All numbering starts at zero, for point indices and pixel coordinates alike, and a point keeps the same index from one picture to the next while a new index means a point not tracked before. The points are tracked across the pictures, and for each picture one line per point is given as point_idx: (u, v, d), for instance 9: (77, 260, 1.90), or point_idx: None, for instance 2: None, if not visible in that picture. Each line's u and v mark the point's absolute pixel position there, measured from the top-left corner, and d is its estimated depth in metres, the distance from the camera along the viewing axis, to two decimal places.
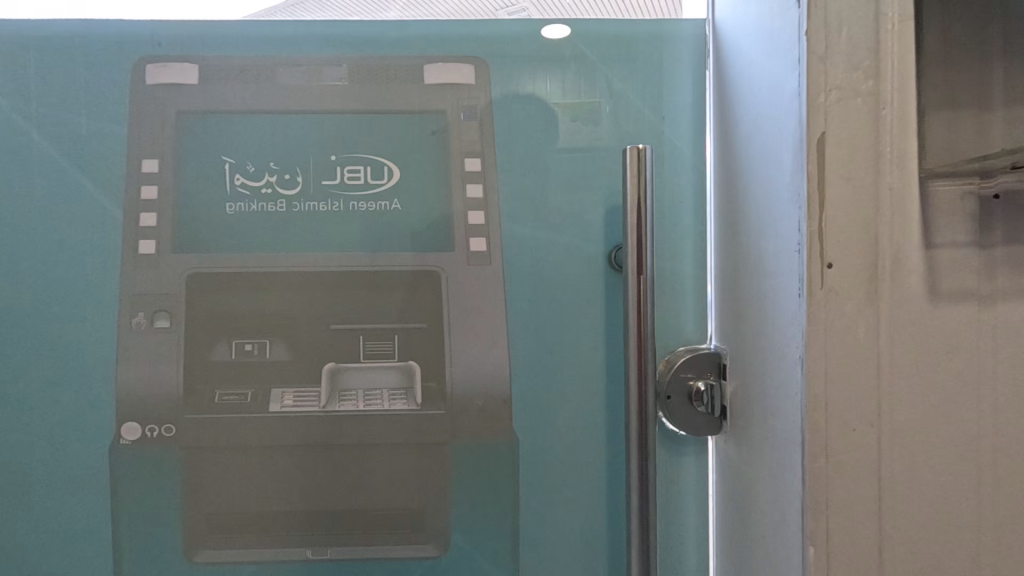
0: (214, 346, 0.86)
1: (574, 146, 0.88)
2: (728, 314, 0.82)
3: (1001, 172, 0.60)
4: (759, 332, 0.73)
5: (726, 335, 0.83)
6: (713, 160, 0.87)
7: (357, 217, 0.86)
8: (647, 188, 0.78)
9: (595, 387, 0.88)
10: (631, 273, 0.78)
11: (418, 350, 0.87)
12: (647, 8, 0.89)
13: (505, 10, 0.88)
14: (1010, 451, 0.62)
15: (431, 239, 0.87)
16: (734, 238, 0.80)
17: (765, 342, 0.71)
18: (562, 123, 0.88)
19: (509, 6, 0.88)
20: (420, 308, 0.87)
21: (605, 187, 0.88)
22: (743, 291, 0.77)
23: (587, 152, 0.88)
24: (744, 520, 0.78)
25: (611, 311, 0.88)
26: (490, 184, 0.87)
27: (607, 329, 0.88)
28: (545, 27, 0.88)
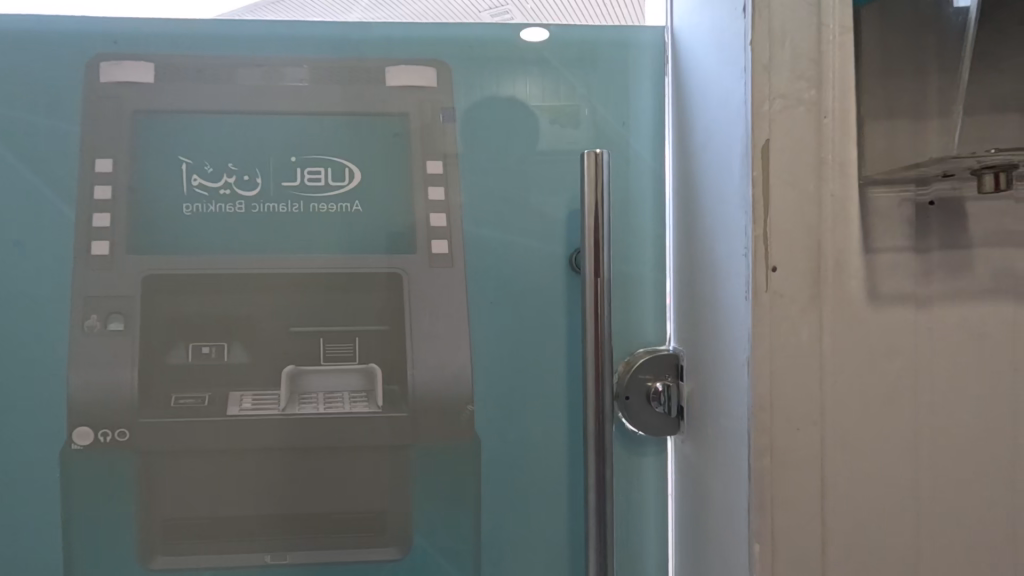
0: (170, 349, 0.84)
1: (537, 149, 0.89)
2: (685, 317, 0.83)
3: (936, 180, 0.62)
4: (711, 335, 0.74)
5: (683, 338, 0.84)
6: (671, 165, 0.89)
7: (318, 218, 0.86)
8: (604, 193, 0.79)
9: (557, 389, 0.89)
10: (590, 276, 0.79)
11: (381, 352, 0.87)
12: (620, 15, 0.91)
13: (488, 12, 0.91)
14: (945, 450, 0.64)
15: (393, 242, 0.87)
16: (690, 242, 0.81)
17: (717, 345, 0.72)
18: (525, 126, 0.89)
19: (492, 9, 0.90)
20: (382, 310, 0.86)
21: (568, 191, 0.89)
22: (698, 293, 0.79)
23: (549, 155, 0.89)
24: (700, 518, 0.80)
25: (573, 314, 0.89)
26: (452, 187, 0.87)
27: (568, 330, 0.89)
28: (524, 31, 0.88)
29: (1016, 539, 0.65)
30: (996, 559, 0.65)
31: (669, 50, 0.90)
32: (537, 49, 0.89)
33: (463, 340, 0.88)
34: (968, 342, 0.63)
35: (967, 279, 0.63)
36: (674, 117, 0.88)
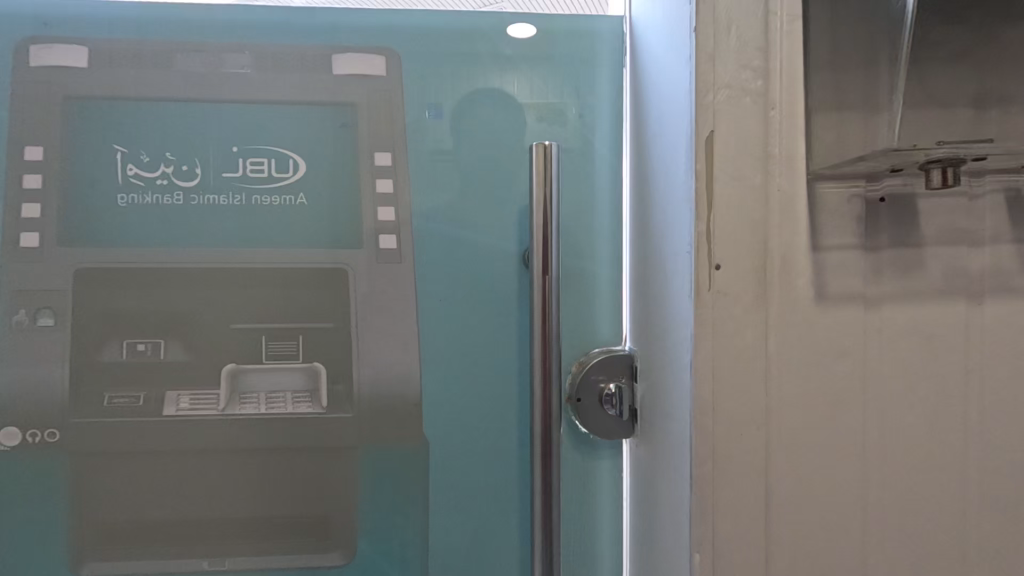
0: (103, 346, 0.81)
1: (490, 141, 0.86)
2: (639, 316, 0.81)
3: (885, 176, 0.60)
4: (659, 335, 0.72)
5: (637, 339, 0.82)
6: (629, 159, 0.86)
7: (261, 211, 0.83)
8: (553, 186, 0.76)
9: (509, 389, 0.87)
10: (538, 273, 0.76)
11: (325, 350, 0.83)
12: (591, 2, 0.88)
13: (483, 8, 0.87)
14: (895, 455, 0.62)
15: (338, 237, 0.83)
16: (644, 239, 0.79)
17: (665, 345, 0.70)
18: (477, 118, 0.85)
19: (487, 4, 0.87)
20: (326, 307, 0.83)
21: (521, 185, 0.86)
22: (650, 292, 0.76)
23: (502, 148, 0.86)
24: (650, 524, 0.78)
25: (525, 312, 0.86)
26: (401, 180, 0.84)
27: (522, 329, 0.87)
28: (515, 27, 0.86)
29: (967, 548, 0.63)
30: (947, 569, 0.63)
31: (626, 41, 0.87)
32: (490, 38, 0.86)
33: (412, 340, 0.85)
34: (918, 345, 0.61)
35: (918, 280, 0.61)
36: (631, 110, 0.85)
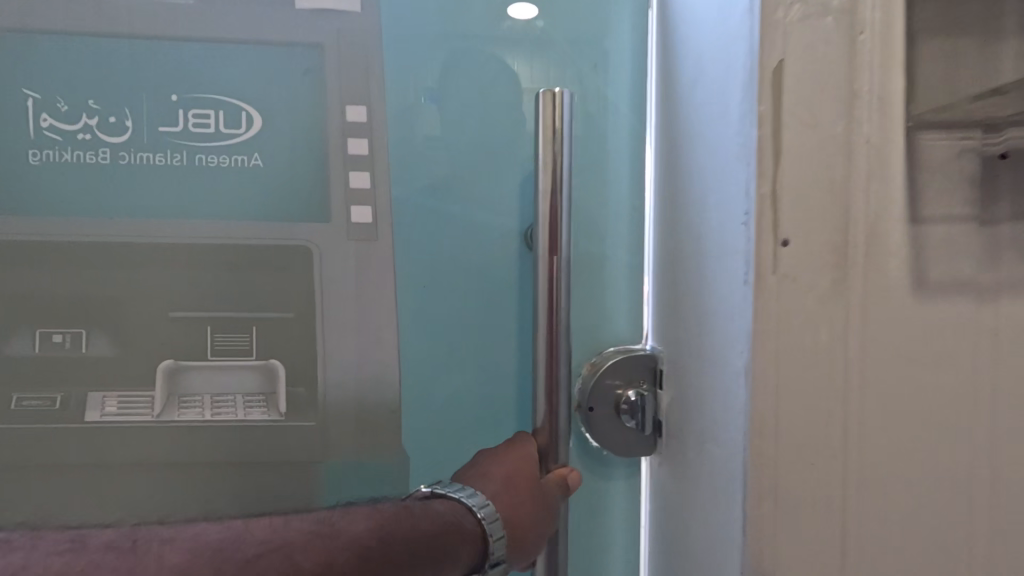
0: (11, 336, 0.66)
1: (487, 95, 0.70)
2: (665, 308, 0.66)
3: (1009, 124, 0.46)
4: (694, 331, 0.57)
5: (662, 335, 0.67)
6: (654, 120, 0.71)
7: (207, 174, 0.68)
8: (563, 145, 0.60)
9: (506, 395, 0.72)
10: (543, 252, 0.61)
11: (284, 345, 0.69)
12: None
13: None
14: (1010, 493, 0.47)
15: (302, 208, 0.69)
16: (674, 213, 0.64)
17: (703, 344, 0.55)
18: (472, 67, 0.70)
19: None
20: (287, 292, 0.69)
21: (524, 150, 0.71)
22: (681, 278, 0.61)
23: (502, 104, 0.71)
24: (677, 561, 0.63)
25: (524, 301, 0.72)
26: (378, 139, 0.69)
27: (521, 323, 0.72)
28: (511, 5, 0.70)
29: None
30: None
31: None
32: None
33: (390, 334, 0.70)
34: None
35: None
36: (658, 60, 0.70)
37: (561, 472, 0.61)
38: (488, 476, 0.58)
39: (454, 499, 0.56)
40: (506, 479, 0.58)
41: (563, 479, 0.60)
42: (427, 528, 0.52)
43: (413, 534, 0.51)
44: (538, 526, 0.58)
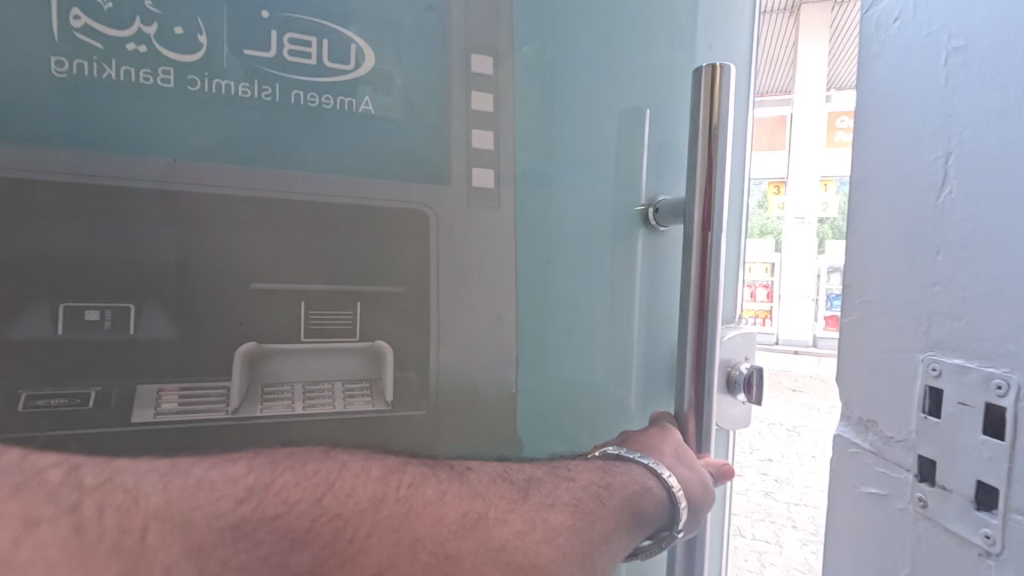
0: (18, 312, 0.47)
1: (604, 70, 0.73)
2: (856, 294, 0.68)
3: None
4: (898, 321, 0.62)
5: (853, 319, 0.69)
6: (898, 99, 0.63)
7: (309, 118, 0.56)
8: (723, 122, 0.63)
9: (629, 363, 0.78)
10: (697, 230, 0.65)
11: (390, 325, 0.59)
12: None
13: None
14: None
15: (419, 168, 0.60)
16: (904, 207, 0.62)
17: (922, 334, 0.59)
18: (592, 45, 0.72)
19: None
20: (397, 264, 0.59)
21: (633, 131, 0.76)
22: (917, 270, 0.60)
23: (615, 82, 0.74)
24: (830, 498, 0.74)
25: (646, 275, 0.78)
26: (503, 98, 0.64)
27: (632, 297, 0.77)
28: None
29: None
30: None
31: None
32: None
33: (509, 314, 0.66)
34: None
35: None
36: (898, 34, 0.63)
37: (716, 461, 0.71)
38: (662, 451, 0.69)
39: (647, 467, 0.66)
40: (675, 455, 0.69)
41: (713, 466, 0.71)
42: (629, 489, 0.64)
43: (622, 491, 0.63)
44: (701, 498, 0.69)
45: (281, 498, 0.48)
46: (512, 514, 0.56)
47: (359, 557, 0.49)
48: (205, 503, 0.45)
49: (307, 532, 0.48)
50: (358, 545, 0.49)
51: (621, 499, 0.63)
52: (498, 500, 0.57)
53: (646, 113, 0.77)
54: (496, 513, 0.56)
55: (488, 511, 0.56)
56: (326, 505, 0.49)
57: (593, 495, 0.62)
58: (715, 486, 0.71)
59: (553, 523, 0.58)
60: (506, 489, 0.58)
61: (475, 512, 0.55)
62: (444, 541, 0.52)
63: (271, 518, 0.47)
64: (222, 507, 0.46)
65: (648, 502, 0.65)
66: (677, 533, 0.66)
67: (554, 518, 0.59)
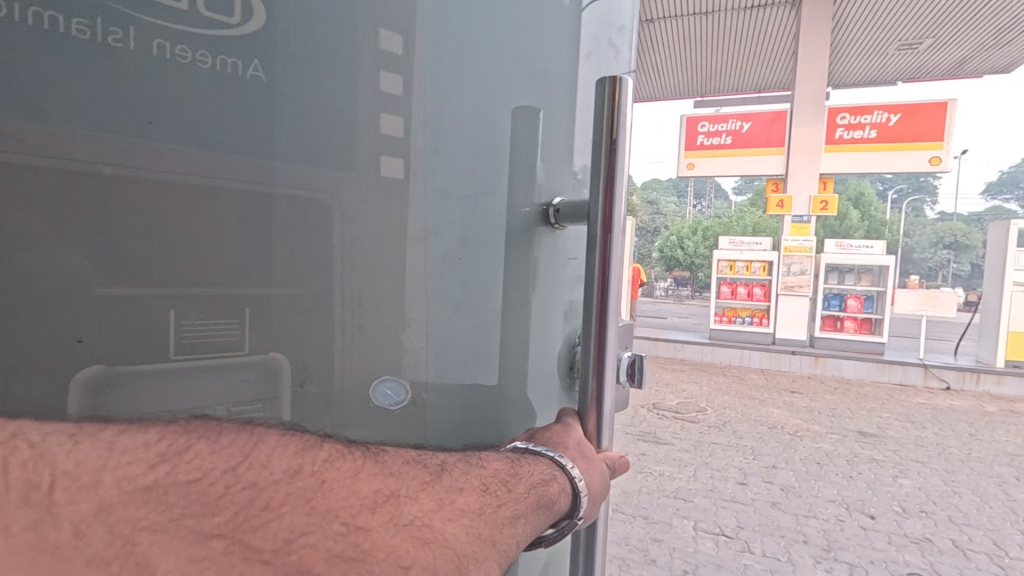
0: None
1: (508, 70, 0.77)
2: None
3: None
4: None
5: None
6: None
7: (176, 72, 0.51)
8: (623, 129, 0.68)
9: (523, 355, 0.83)
10: (599, 229, 0.69)
11: (288, 328, 0.58)
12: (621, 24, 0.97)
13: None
14: None
15: (311, 151, 0.59)
16: None
17: None
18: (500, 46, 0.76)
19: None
20: (290, 258, 0.58)
21: (524, 129, 0.80)
22: None
23: (519, 80, 0.79)
24: None
25: (542, 268, 0.85)
26: (414, 84, 0.67)
27: (534, 291, 0.84)
28: None
29: None
30: None
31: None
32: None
33: (417, 316, 0.69)
34: None
35: None
36: None
37: (612, 457, 0.76)
38: (563, 444, 0.72)
39: (549, 459, 0.68)
40: (576, 448, 0.72)
41: (614, 461, 0.76)
42: (536, 476, 0.65)
43: (531, 476, 0.64)
44: (600, 487, 0.72)
45: (194, 465, 0.44)
46: (424, 493, 0.54)
47: (271, 524, 0.45)
48: (114, 465, 0.41)
49: (221, 497, 0.44)
50: (269, 512, 0.45)
51: (525, 488, 0.63)
52: (411, 479, 0.55)
53: (537, 111, 0.81)
54: (409, 490, 0.54)
55: (403, 488, 0.53)
56: (241, 477, 0.45)
57: (500, 481, 0.61)
58: (615, 478, 0.76)
59: (459, 503, 0.56)
60: (420, 471, 0.56)
61: (388, 490, 0.53)
62: (356, 516, 0.49)
63: (188, 482, 0.43)
64: (135, 470, 0.42)
65: (552, 491, 0.65)
66: (577, 522, 0.67)
67: (461, 501, 0.57)
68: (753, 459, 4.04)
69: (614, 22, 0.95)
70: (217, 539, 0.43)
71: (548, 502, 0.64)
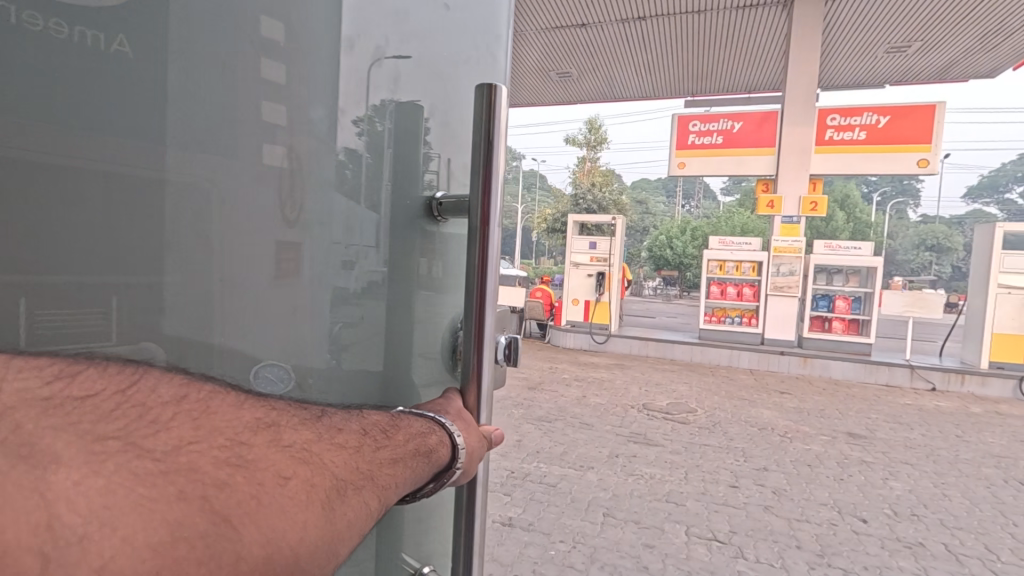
0: None
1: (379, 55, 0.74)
2: None
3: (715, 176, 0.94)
4: None
5: None
6: None
7: (42, 44, 0.46)
8: (495, 134, 0.76)
9: (399, 336, 0.83)
10: (477, 223, 0.77)
11: (164, 316, 0.55)
12: (475, 34, 0.97)
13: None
14: None
15: (193, 137, 0.56)
16: None
17: None
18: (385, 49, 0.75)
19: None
20: (167, 249, 0.54)
21: (406, 120, 0.81)
22: None
23: (398, 73, 0.79)
24: None
25: (422, 258, 0.87)
26: (297, 71, 0.64)
27: (413, 286, 0.85)
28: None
29: None
30: None
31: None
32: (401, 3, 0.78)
33: (303, 302, 0.67)
34: None
35: None
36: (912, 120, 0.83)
37: (487, 427, 0.83)
38: (444, 409, 0.78)
39: (430, 416, 0.72)
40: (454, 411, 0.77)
41: (490, 432, 0.83)
42: (414, 429, 0.67)
43: (410, 429, 0.67)
44: (475, 449, 0.76)
45: (87, 385, 0.43)
46: (304, 426, 0.54)
47: (160, 434, 0.43)
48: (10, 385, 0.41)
49: (114, 410, 0.43)
50: (155, 424, 0.44)
51: (403, 439, 0.64)
52: (291, 416, 0.54)
53: (421, 105, 0.84)
54: (290, 423, 0.53)
55: (282, 420, 0.53)
56: (131, 395, 0.45)
57: (381, 429, 0.63)
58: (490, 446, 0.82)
59: (338, 441, 0.56)
60: (300, 411, 0.56)
61: (269, 421, 0.52)
62: (241, 436, 0.48)
63: (82, 397, 0.42)
64: (32, 383, 0.41)
65: (429, 441, 0.68)
66: (456, 471, 0.71)
67: (341, 437, 0.57)
68: (744, 460, 4.02)
69: (493, 33, 1.02)
70: (110, 440, 0.41)
71: (428, 450, 0.67)
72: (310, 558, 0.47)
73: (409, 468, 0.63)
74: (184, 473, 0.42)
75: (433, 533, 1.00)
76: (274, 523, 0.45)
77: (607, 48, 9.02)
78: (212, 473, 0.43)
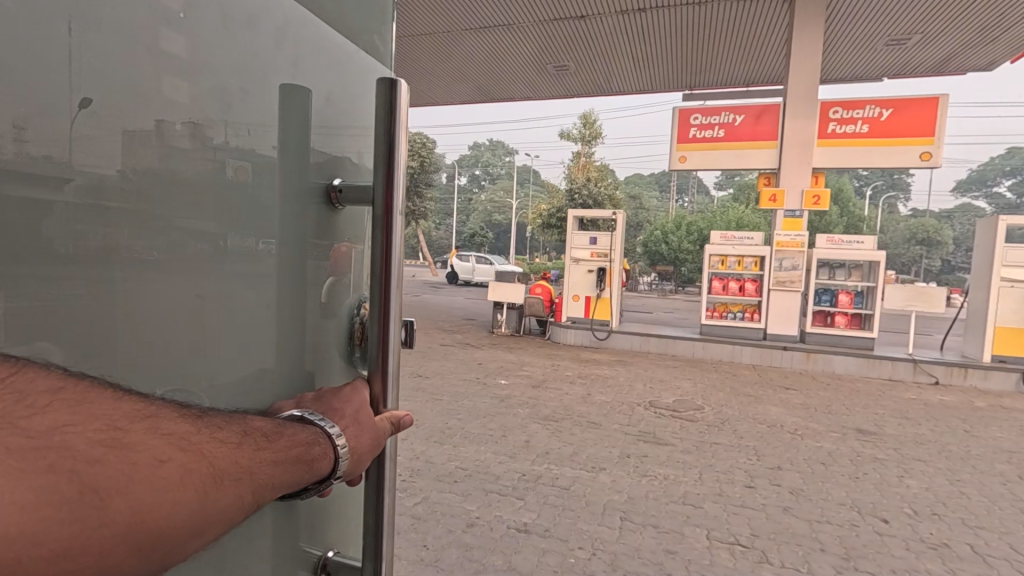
0: None
1: (278, 40, 0.70)
2: None
3: None
4: None
5: None
6: None
7: None
8: (397, 124, 0.72)
9: (293, 339, 0.76)
10: (381, 210, 0.72)
11: (61, 311, 0.48)
12: (367, 21, 0.93)
13: None
14: None
15: (85, 109, 0.48)
16: None
17: None
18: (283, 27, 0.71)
19: None
20: (60, 234, 0.48)
21: (296, 105, 0.74)
22: None
23: (296, 56, 0.74)
24: None
25: (315, 246, 0.79)
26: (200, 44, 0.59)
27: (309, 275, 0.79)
28: None
29: None
30: None
31: None
32: None
33: (209, 296, 0.63)
34: None
35: None
36: None
37: (394, 412, 0.77)
38: (338, 410, 0.68)
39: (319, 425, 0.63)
40: (351, 415, 0.69)
41: (397, 418, 0.76)
42: (296, 440, 0.58)
43: (295, 440, 0.58)
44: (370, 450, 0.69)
45: None
46: (185, 419, 0.49)
47: (36, 416, 0.39)
48: None
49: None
50: (29, 408, 0.40)
51: (283, 444, 0.56)
52: (166, 408, 0.49)
53: (316, 92, 0.78)
54: (169, 414, 0.48)
55: (162, 412, 0.48)
56: (7, 383, 0.40)
57: (261, 434, 0.55)
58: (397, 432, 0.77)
59: (220, 431, 0.51)
60: (179, 407, 0.50)
61: (147, 412, 0.47)
62: (120, 423, 0.43)
63: None
64: None
65: (315, 451, 0.59)
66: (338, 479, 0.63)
67: (222, 432, 0.51)
68: (754, 460, 3.94)
69: (377, 19, 0.96)
70: None
71: (312, 465, 0.58)
72: (181, 530, 0.44)
73: (286, 477, 0.55)
74: (58, 450, 0.38)
75: (337, 517, 0.91)
76: (144, 495, 0.41)
77: (605, 41, 8.88)
78: (86, 453, 0.39)
